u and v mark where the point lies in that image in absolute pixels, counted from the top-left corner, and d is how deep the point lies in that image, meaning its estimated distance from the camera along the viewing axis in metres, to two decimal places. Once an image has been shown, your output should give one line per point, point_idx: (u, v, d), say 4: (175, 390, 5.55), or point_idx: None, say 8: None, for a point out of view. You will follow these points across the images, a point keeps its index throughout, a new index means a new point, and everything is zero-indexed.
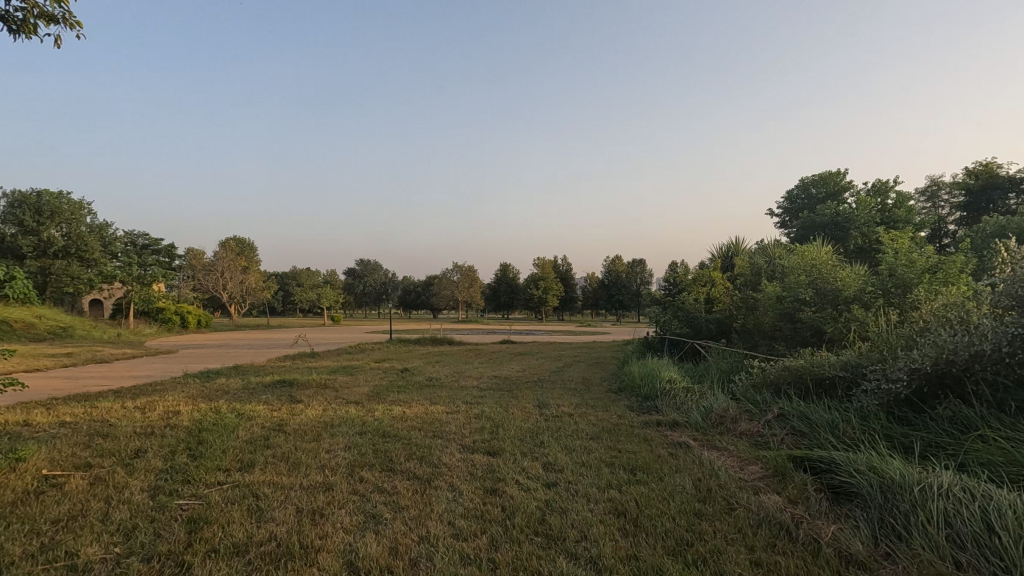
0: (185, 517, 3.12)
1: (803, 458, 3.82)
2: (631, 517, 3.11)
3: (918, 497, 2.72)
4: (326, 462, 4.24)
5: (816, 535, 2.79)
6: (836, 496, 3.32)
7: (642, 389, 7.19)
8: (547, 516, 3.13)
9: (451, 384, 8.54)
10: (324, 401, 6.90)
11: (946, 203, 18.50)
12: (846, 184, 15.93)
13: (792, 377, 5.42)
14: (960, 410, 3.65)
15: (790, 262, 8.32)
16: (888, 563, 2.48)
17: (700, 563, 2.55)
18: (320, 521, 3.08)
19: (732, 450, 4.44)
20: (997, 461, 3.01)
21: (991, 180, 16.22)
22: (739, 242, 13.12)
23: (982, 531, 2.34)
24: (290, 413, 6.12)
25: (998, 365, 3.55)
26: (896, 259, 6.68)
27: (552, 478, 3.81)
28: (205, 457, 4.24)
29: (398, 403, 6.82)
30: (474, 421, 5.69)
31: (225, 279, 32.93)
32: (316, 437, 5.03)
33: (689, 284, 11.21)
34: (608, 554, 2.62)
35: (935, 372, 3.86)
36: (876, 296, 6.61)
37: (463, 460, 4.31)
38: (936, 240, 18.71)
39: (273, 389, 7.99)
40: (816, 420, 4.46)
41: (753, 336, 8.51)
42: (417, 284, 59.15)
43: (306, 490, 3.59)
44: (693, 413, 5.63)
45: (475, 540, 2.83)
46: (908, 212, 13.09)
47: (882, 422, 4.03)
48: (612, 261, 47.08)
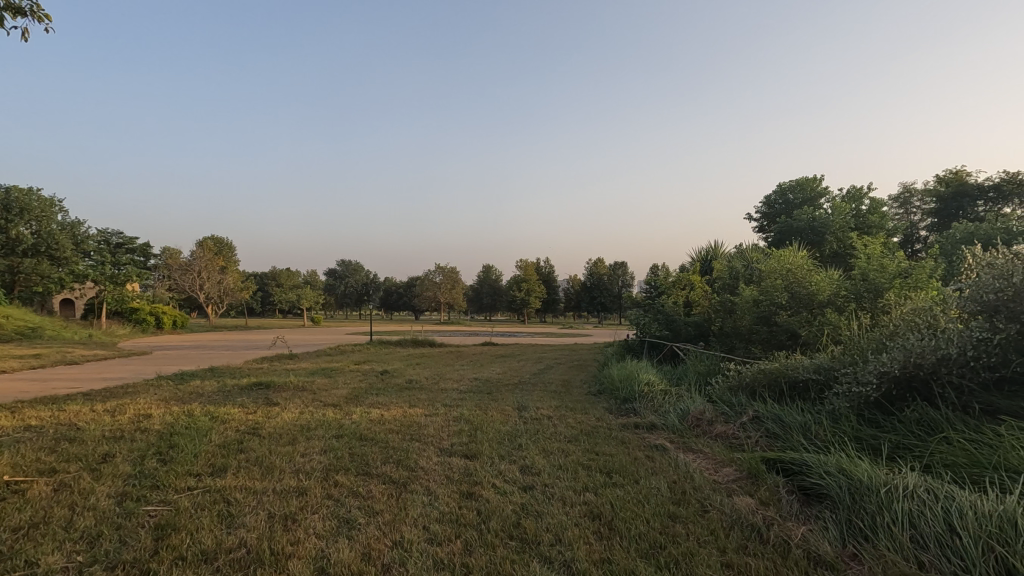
0: (152, 524, 3.05)
1: (775, 460, 3.88)
2: (606, 520, 3.13)
3: (884, 499, 2.78)
4: (300, 466, 4.18)
5: (787, 536, 2.83)
6: (806, 498, 3.37)
7: (621, 391, 7.24)
8: (522, 520, 3.12)
9: (430, 387, 8.49)
10: (301, 404, 6.80)
11: (917, 209, 18.99)
12: (823, 190, 16.22)
13: (766, 380, 5.51)
14: (927, 412, 3.74)
15: (767, 266, 8.46)
16: (854, 563, 2.53)
17: (672, 566, 2.56)
18: (293, 527, 3.04)
19: (707, 452, 4.49)
20: (961, 462, 3.09)
21: (961, 188, 16.75)
22: (718, 246, 13.27)
23: (945, 532, 2.40)
24: (265, 416, 6.03)
25: (963, 368, 3.65)
26: (868, 264, 6.86)
27: (528, 482, 3.81)
28: (176, 462, 4.15)
29: (377, 405, 6.77)
30: (452, 424, 5.66)
31: (203, 279, 32.35)
32: (291, 440, 4.96)
33: (669, 287, 11.34)
34: (581, 558, 2.63)
35: (903, 375, 3.96)
36: (849, 300, 6.77)
37: (440, 463, 4.28)
38: (908, 246, 19.16)
39: (249, 392, 7.86)
40: (789, 422, 4.54)
41: (730, 339, 8.63)
42: (399, 285, 58.89)
43: (278, 495, 3.54)
44: (670, 415, 5.69)
45: (449, 545, 2.81)
46: (881, 218, 13.40)
47: (853, 424, 4.11)
48: (594, 263, 47.39)
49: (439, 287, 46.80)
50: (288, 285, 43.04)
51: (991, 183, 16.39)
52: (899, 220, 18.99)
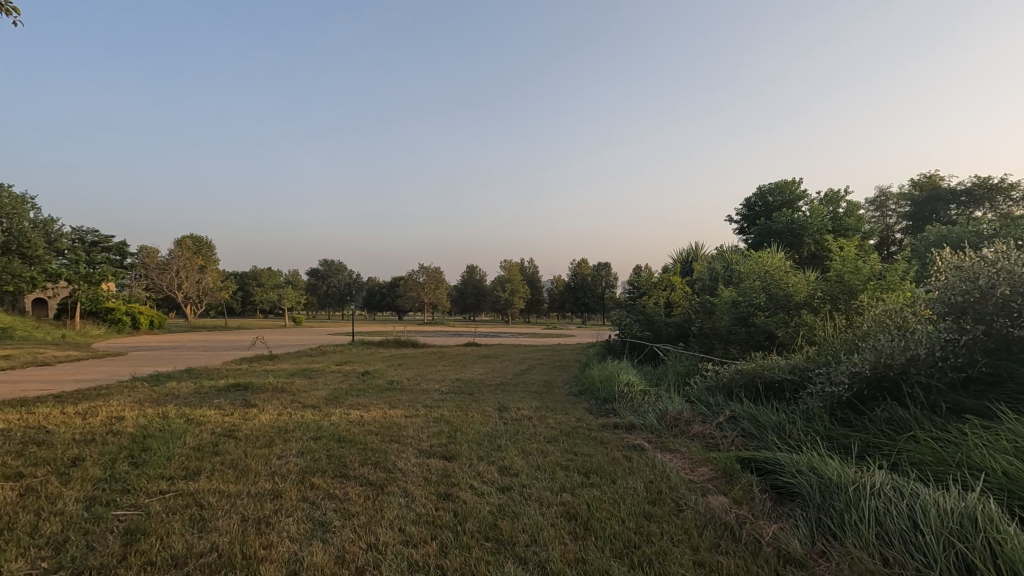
0: (121, 528, 3.00)
1: (749, 459, 3.95)
2: (582, 520, 3.15)
3: (852, 497, 2.83)
4: (276, 468, 4.13)
5: (758, 534, 2.87)
6: (778, 496, 3.43)
7: (601, 391, 7.29)
8: (498, 521, 3.12)
9: (412, 387, 8.47)
10: (279, 406, 6.72)
11: (893, 212, 19.36)
12: (801, 193, 16.44)
13: (743, 380, 5.59)
14: (896, 412, 3.82)
15: (745, 268, 8.56)
16: (822, 560, 2.58)
17: (645, 565, 2.59)
18: (266, 530, 3.01)
19: (684, 451, 4.54)
20: (927, 460, 3.16)
21: (935, 192, 17.16)
22: (698, 247, 13.43)
23: (909, 529, 2.46)
24: (242, 418, 5.93)
25: (931, 368, 3.74)
26: (843, 266, 6.95)
27: (506, 483, 3.81)
28: (148, 465, 4.07)
29: (356, 406, 6.72)
30: (432, 425, 5.64)
31: (181, 279, 31.82)
32: (268, 443, 4.89)
33: (650, 287, 11.42)
34: (555, 558, 2.64)
35: (874, 376, 4.04)
36: (825, 301, 6.84)
37: (419, 464, 4.26)
38: (883, 248, 19.56)
39: (226, 393, 7.75)
40: (764, 421, 4.60)
41: (710, 340, 8.74)
42: (383, 285, 58.48)
43: (253, 499, 3.49)
44: (649, 416, 5.74)
45: (424, 547, 2.80)
46: (857, 221, 13.64)
47: (825, 423, 4.18)
48: (578, 264, 47.61)
49: (422, 287, 46.61)
50: (270, 285, 42.46)
51: (964, 188, 16.83)
52: (874, 223, 19.34)
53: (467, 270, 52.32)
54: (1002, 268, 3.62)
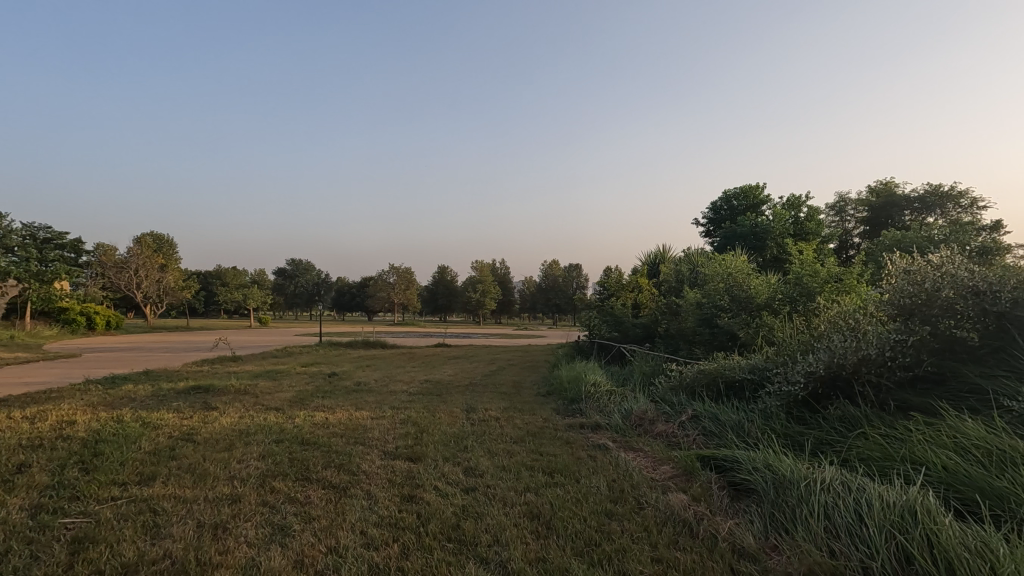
0: (68, 537, 2.88)
1: (709, 457, 4.03)
2: (544, 519, 3.18)
3: (804, 492, 2.93)
4: (236, 472, 4.04)
5: (714, 530, 2.95)
6: (736, 493, 3.52)
7: (569, 391, 7.37)
8: (461, 522, 3.12)
9: (379, 389, 8.39)
10: (241, 408, 6.56)
11: (851, 217, 19.95)
12: (765, 197, 16.92)
13: (706, 380, 5.72)
14: (848, 410, 3.97)
15: (710, 270, 8.76)
16: (774, 554, 2.67)
17: (604, 563, 2.63)
18: (223, 535, 2.94)
19: (647, 450, 4.62)
20: (875, 456, 3.30)
21: (891, 198, 17.87)
22: (665, 249, 13.66)
23: (854, 522, 2.56)
24: (201, 421, 5.77)
25: (882, 368, 3.90)
26: (802, 269, 7.26)
27: (470, 483, 3.81)
28: (100, 470, 3.93)
29: (322, 408, 6.63)
30: (399, 426, 5.61)
31: (141, 277, 30.80)
32: (228, 446, 4.77)
33: (619, 288, 11.56)
34: (517, 558, 2.66)
35: (828, 375, 4.19)
36: (785, 303, 7.10)
37: (383, 466, 4.23)
38: (842, 252, 20.21)
39: (186, 395, 7.53)
40: (724, 420, 4.71)
41: (675, 341, 8.89)
42: (352, 285, 57.67)
43: (210, 503, 3.41)
44: (614, 415, 5.82)
45: (386, 549, 2.78)
46: (817, 225, 14.09)
47: (782, 421, 4.30)
48: (550, 265, 47.93)
49: (392, 287, 46.18)
50: (234, 284, 41.38)
51: (917, 195, 17.55)
52: (833, 228, 19.97)
53: (438, 270, 52.21)
54: (946, 272, 3.82)
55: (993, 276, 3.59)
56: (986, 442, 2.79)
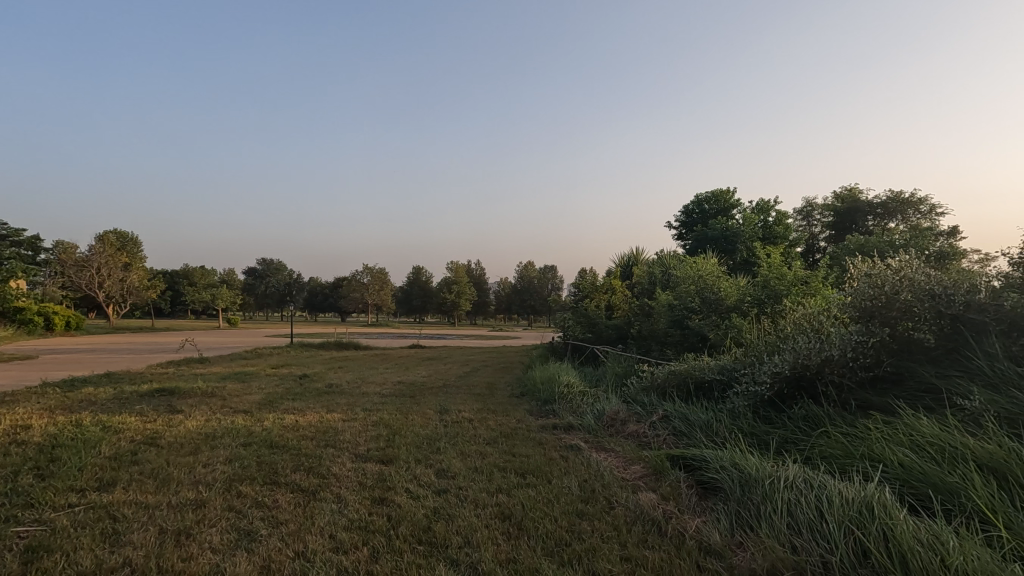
0: (22, 546, 2.78)
1: (679, 456, 4.10)
2: (515, 520, 3.19)
3: (768, 489, 3.01)
4: (201, 476, 3.94)
5: (682, 528, 3.00)
6: (704, 491, 3.59)
7: (542, 392, 7.40)
8: (432, 524, 3.11)
9: (351, 390, 8.28)
10: (207, 411, 6.40)
11: (818, 222, 20.52)
12: (735, 201, 17.25)
13: (676, 380, 5.81)
14: (811, 409, 4.08)
15: (682, 272, 8.90)
16: (739, 551, 2.73)
17: (574, 562, 2.65)
18: (186, 542, 2.87)
19: (618, 450, 4.68)
20: (836, 454, 3.40)
21: (855, 204, 18.42)
22: (639, 252, 13.81)
23: (815, 519, 2.63)
24: (165, 425, 5.60)
25: (844, 368, 4.02)
26: (770, 273, 7.44)
27: (442, 485, 3.80)
28: (57, 477, 3.79)
29: (292, 410, 6.51)
30: (370, 428, 5.55)
31: (103, 276, 29.81)
32: (193, 450, 4.65)
33: (593, 290, 11.65)
34: (487, 559, 2.66)
35: (792, 375, 4.31)
36: (753, 305, 7.25)
37: (354, 469, 4.18)
38: (809, 256, 20.76)
39: (150, 398, 7.31)
40: (693, 420, 4.79)
41: (647, 342, 9.00)
42: (325, 285, 56.84)
43: (173, 509, 3.32)
44: (587, 416, 5.87)
45: (355, 552, 2.75)
46: (785, 230, 14.44)
47: (749, 421, 4.40)
48: (525, 266, 48.07)
49: (366, 287, 45.62)
50: (202, 284, 40.34)
51: (880, 201, 18.15)
52: (801, 232, 20.48)
53: (412, 271, 51.78)
54: (903, 276, 3.97)
55: (948, 281, 3.73)
56: (940, 440, 2.91)
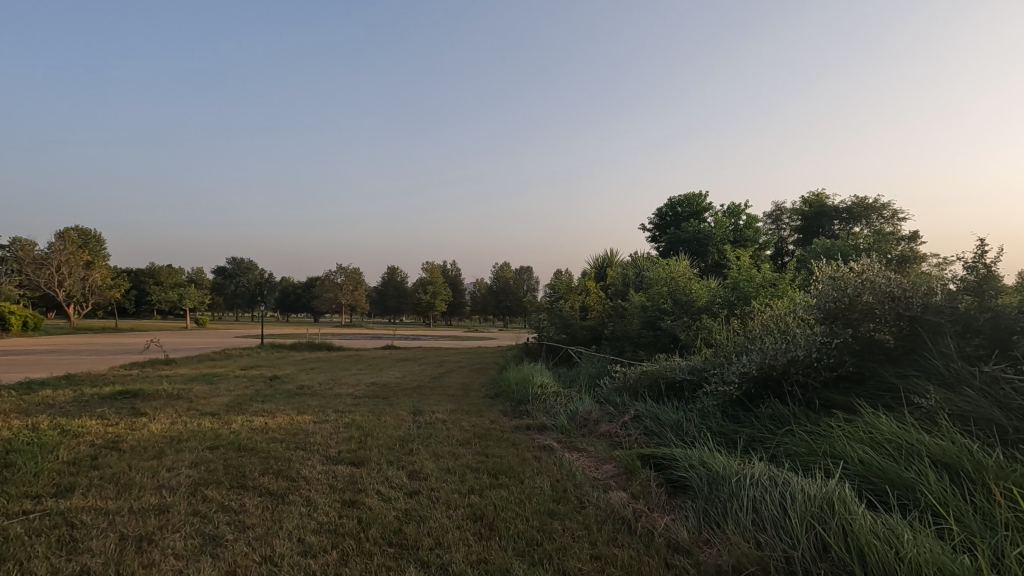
0: None
1: (649, 455, 4.15)
2: (487, 521, 3.18)
3: (734, 487, 3.07)
4: (165, 481, 3.84)
5: (651, 526, 3.05)
6: (673, 490, 3.65)
7: (516, 393, 7.41)
8: (403, 526, 3.09)
9: (323, 392, 8.15)
10: (173, 414, 6.23)
11: (787, 226, 21.02)
12: (708, 205, 17.57)
13: (648, 380, 5.89)
14: (777, 409, 4.18)
15: (654, 274, 9.03)
16: (706, 548, 2.79)
17: (544, 562, 2.67)
18: (148, 548, 2.79)
19: (590, 450, 4.72)
20: (800, 451, 3.49)
21: (822, 209, 18.94)
22: (613, 254, 13.96)
23: (778, 515, 2.70)
24: (128, 428, 5.44)
25: (808, 368, 4.13)
26: (739, 275, 7.61)
27: (414, 487, 3.77)
28: (11, 482, 3.64)
29: (261, 412, 6.38)
30: (342, 430, 5.47)
31: (63, 274, 28.78)
32: (157, 454, 4.53)
33: (567, 291, 11.71)
34: (458, 560, 2.65)
35: (760, 375, 4.41)
36: (723, 306, 7.40)
37: (324, 471, 4.12)
38: (778, 259, 21.26)
39: (112, 401, 7.08)
40: (664, 420, 4.86)
41: (620, 343, 9.09)
42: (297, 285, 55.88)
43: (135, 515, 3.22)
44: (560, 416, 5.90)
45: (324, 556, 2.71)
46: (755, 233, 14.77)
47: (718, 420, 4.49)
48: (501, 267, 48.09)
49: (340, 287, 45.02)
50: (169, 283, 39.28)
51: (845, 206, 18.69)
52: (770, 235, 20.96)
53: (386, 270, 51.29)
54: (865, 279, 4.10)
55: (907, 283, 3.87)
56: (897, 437, 3.01)
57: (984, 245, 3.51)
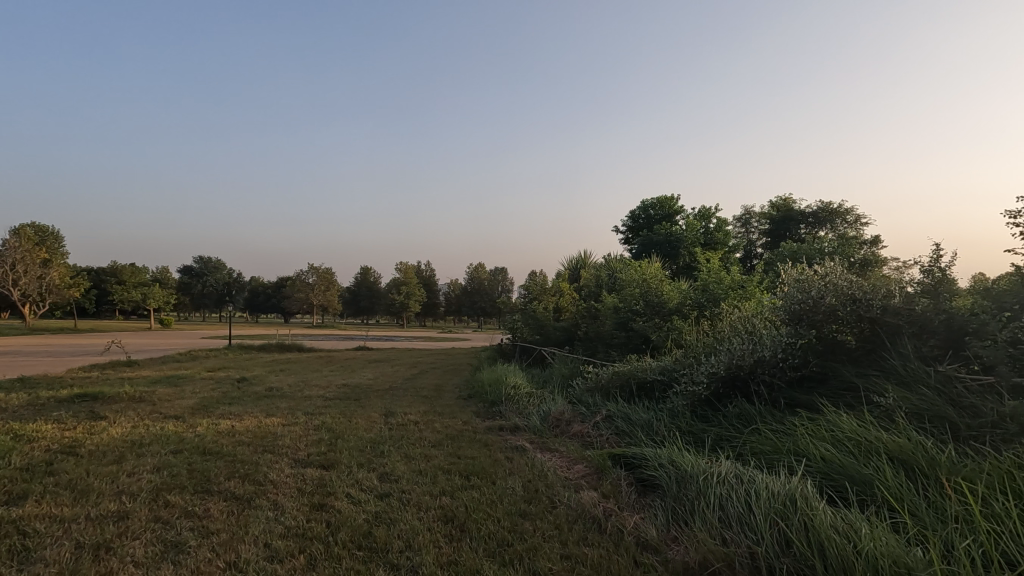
0: None
1: (620, 454, 4.20)
2: (458, 522, 3.17)
3: (702, 485, 3.13)
4: (125, 486, 3.72)
5: (621, 525, 3.08)
6: (643, 488, 3.70)
7: (489, 394, 7.40)
8: (373, 529, 3.05)
9: (293, 394, 8.00)
10: (134, 417, 6.03)
11: (755, 230, 21.52)
12: (680, 208, 17.87)
13: (620, 381, 5.95)
14: (744, 408, 4.28)
15: (627, 275, 9.14)
16: (674, 545, 2.83)
17: (515, 562, 2.67)
18: (106, 556, 2.70)
19: (562, 450, 4.75)
20: (765, 449, 3.57)
21: (789, 213, 19.46)
22: (586, 255, 14.08)
23: (744, 512, 2.75)
24: (86, 432, 5.24)
25: (774, 368, 4.24)
26: (709, 278, 7.76)
27: (385, 489, 3.73)
28: None
29: (228, 415, 6.23)
30: (312, 433, 5.38)
31: (18, 272, 27.63)
32: (117, 459, 4.38)
33: (541, 292, 11.76)
34: (428, 562, 2.63)
35: (727, 375, 4.51)
36: (694, 307, 7.54)
37: (293, 475, 4.05)
38: (746, 262, 21.75)
39: (69, 404, 6.82)
40: (635, 420, 4.92)
41: (593, 343, 9.17)
42: (268, 285, 54.79)
43: (92, 522, 3.11)
44: (533, 417, 5.92)
45: (291, 561, 2.67)
46: (724, 236, 15.08)
47: (687, 419, 4.57)
48: (476, 268, 48.02)
49: (312, 287, 44.29)
50: (132, 283, 38.06)
51: (811, 211, 19.22)
52: (740, 239, 21.44)
53: (361, 271, 50.90)
54: (828, 281, 4.23)
55: (867, 286, 4.00)
56: (857, 435, 3.11)
57: (939, 249, 3.65)
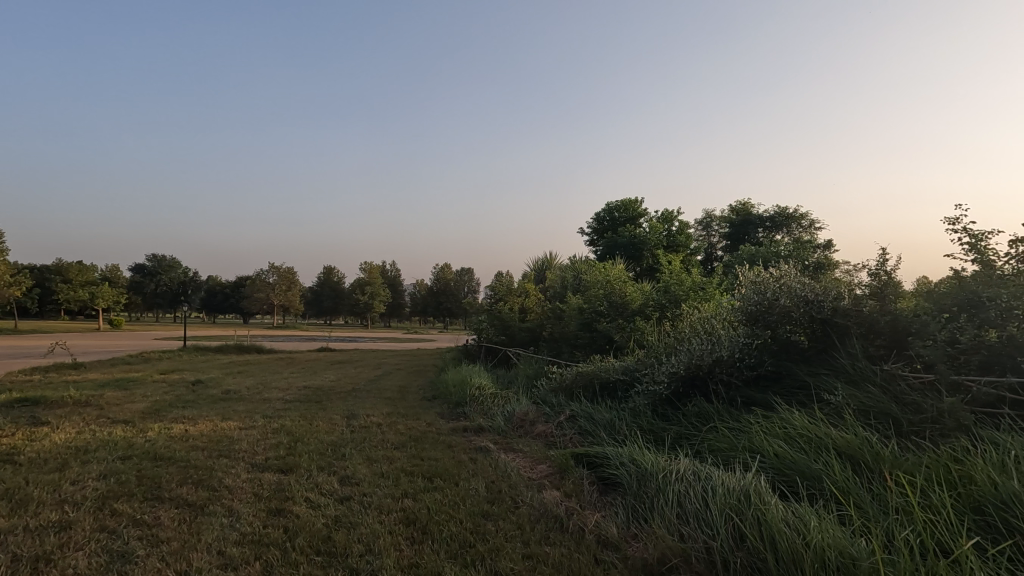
0: None
1: (582, 454, 4.25)
2: (420, 524, 3.14)
3: (662, 482, 3.19)
4: (68, 495, 3.54)
5: (583, 523, 3.11)
6: (604, 487, 3.75)
7: (454, 395, 7.36)
8: (332, 533, 3.00)
9: (251, 397, 7.77)
10: (80, 422, 5.75)
11: (716, 233, 22.08)
12: (643, 210, 18.20)
13: (583, 381, 6.01)
14: (703, 406, 4.38)
15: (591, 276, 9.23)
16: (634, 542, 2.88)
17: (476, 563, 2.66)
18: (46, 569, 2.57)
19: (526, 450, 4.76)
20: (722, 447, 3.67)
21: (748, 217, 20.04)
22: (552, 257, 14.16)
23: (700, 508, 2.82)
24: (26, 439, 4.96)
25: (731, 368, 4.36)
26: (670, 279, 7.91)
27: (345, 492, 3.67)
28: None
29: (181, 419, 6.00)
30: (270, 436, 5.24)
31: None
32: (59, 466, 4.16)
33: (507, 293, 11.75)
34: (389, 566, 2.60)
35: (687, 375, 4.62)
36: (655, 309, 7.68)
37: (250, 479, 3.93)
38: (707, 264, 22.29)
39: (9, 409, 6.45)
40: (597, 419, 4.98)
41: (558, 344, 9.23)
42: (226, 285, 53.19)
43: (31, 534, 2.95)
44: (497, 418, 5.92)
45: (246, 568, 2.59)
46: (686, 238, 15.42)
47: (648, 418, 4.65)
48: (442, 268, 47.74)
49: (273, 287, 43.03)
50: (79, 282, 36.32)
51: (769, 215, 19.85)
52: (701, 241, 22.00)
53: (324, 270, 49.94)
54: (783, 283, 4.37)
55: (819, 288, 4.15)
56: (808, 431, 3.22)
57: (885, 253, 3.82)
